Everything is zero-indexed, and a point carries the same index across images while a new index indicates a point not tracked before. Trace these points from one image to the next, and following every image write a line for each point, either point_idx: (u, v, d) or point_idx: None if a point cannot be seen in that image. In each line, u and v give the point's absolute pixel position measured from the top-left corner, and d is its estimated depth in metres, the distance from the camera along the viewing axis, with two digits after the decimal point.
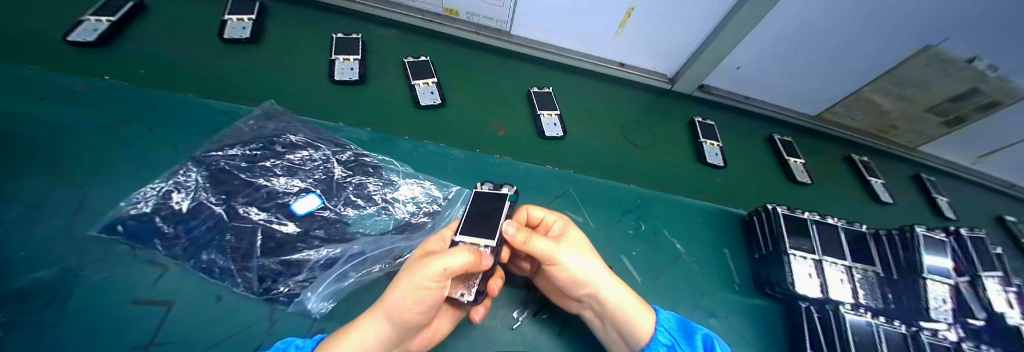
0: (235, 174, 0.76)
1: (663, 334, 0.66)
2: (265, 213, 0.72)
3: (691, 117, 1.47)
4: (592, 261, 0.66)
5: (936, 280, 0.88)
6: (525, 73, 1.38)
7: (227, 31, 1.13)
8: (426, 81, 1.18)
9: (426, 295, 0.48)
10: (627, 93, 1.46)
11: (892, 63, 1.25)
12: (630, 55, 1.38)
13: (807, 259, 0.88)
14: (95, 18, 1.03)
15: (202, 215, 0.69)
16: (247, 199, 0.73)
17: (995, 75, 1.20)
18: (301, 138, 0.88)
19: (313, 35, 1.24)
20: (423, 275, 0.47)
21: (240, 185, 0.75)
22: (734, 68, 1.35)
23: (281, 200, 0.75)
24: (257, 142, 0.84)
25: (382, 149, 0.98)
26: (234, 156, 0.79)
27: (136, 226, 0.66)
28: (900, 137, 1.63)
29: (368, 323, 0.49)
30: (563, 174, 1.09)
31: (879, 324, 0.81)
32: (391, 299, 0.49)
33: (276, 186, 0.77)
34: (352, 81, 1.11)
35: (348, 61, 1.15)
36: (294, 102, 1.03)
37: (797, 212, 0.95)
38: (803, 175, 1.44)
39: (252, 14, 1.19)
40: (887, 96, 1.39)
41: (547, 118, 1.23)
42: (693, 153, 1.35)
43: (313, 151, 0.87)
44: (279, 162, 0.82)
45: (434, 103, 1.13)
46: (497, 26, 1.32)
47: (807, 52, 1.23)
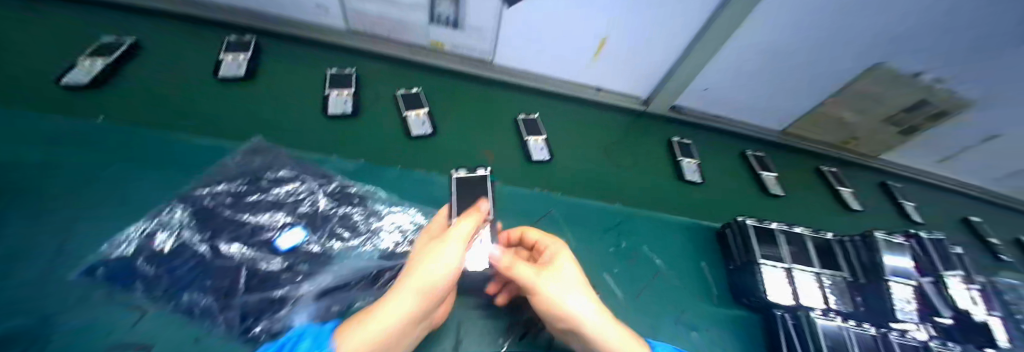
0: (220, 212, 0.76)
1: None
2: (249, 250, 0.71)
3: (668, 137, 1.55)
4: (579, 292, 0.62)
5: (900, 282, 0.92)
6: (510, 100, 1.46)
7: (223, 70, 1.19)
8: (418, 111, 1.25)
9: (456, 260, 0.54)
10: (605, 116, 1.54)
11: (847, 79, 1.34)
12: (606, 79, 1.46)
13: (777, 268, 0.90)
14: (89, 60, 1.09)
15: (182, 255, 0.67)
16: (231, 236, 0.72)
17: (942, 86, 1.31)
18: (286, 173, 0.90)
19: (306, 71, 1.31)
20: (455, 240, 0.56)
21: (225, 222, 0.74)
22: (703, 89, 1.45)
23: (263, 235, 0.75)
24: (244, 179, 0.86)
25: (369, 178, 1.01)
26: (218, 193, 0.79)
27: (117, 269, 0.64)
28: (866, 147, 1.73)
29: (401, 297, 0.49)
30: (546, 196, 1.12)
31: (850, 327, 0.83)
32: (425, 273, 0.51)
33: (259, 221, 0.77)
34: (345, 114, 1.17)
35: (342, 95, 1.22)
36: (291, 139, 1.08)
37: (765, 222, 1.00)
38: (776, 188, 1.51)
39: (247, 52, 1.25)
40: (847, 110, 1.49)
41: (534, 142, 1.29)
42: (672, 171, 1.42)
43: (299, 185, 0.88)
44: (262, 197, 0.82)
45: (425, 133, 1.20)
46: (481, 57, 1.40)
47: (769, 72, 1.33)
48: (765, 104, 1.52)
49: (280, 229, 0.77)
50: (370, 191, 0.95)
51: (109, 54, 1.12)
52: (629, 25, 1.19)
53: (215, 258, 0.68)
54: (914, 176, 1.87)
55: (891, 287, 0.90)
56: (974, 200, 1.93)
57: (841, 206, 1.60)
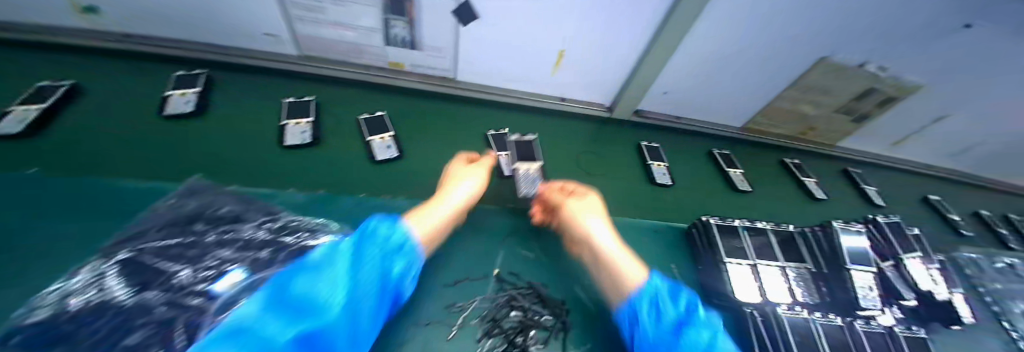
0: (149, 262, 0.70)
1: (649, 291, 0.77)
2: (183, 299, 0.66)
3: (637, 142, 1.57)
4: (595, 217, 0.94)
5: (859, 269, 0.93)
6: (477, 117, 1.46)
7: (169, 107, 1.14)
8: (382, 136, 1.22)
9: (482, 174, 1.00)
10: (572, 125, 1.56)
11: (796, 74, 1.40)
12: (569, 89, 1.49)
13: (742, 265, 0.91)
14: (22, 107, 1.02)
15: (105, 313, 0.61)
16: (163, 287, 0.67)
17: (887, 74, 1.38)
18: (227, 214, 0.86)
19: (262, 102, 1.27)
20: (479, 172, 0.99)
21: (154, 273, 0.69)
22: (663, 93, 1.49)
23: (196, 283, 0.69)
24: (177, 224, 0.80)
25: (322, 211, 0.96)
26: (146, 243, 0.74)
27: (27, 337, 0.57)
28: (825, 137, 1.80)
29: (457, 194, 0.90)
30: (512, 212, 1.12)
31: (815, 319, 0.85)
32: (466, 184, 0.93)
33: (192, 268, 0.72)
34: (303, 143, 1.14)
35: (300, 124, 1.19)
36: (245, 174, 1.04)
37: (728, 220, 1.02)
38: (744, 184, 1.55)
39: (196, 87, 1.21)
40: (800, 103, 1.56)
41: (525, 173, 1.22)
42: (642, 175, 1.44)
43: (240, 224, 0.84)
44: (197, 242, 0.78)
45: (391, 156, 1.18)
46: (442, 75, 1.40)
47: (722, 72, 1.38)
48: (725, 103, 1.57)
49: (217, 273, 0.72)
50: (322, 223, 0.91)
51: (46, 99, 1.06)
52: (583, 37, 1.21)
53: (143, 314, 0.62)
54: (873, 161, 1.95)
55: (852, 274, 0.92)
56: (931, 180, 2.02)
57: (807, 195, 1.64)
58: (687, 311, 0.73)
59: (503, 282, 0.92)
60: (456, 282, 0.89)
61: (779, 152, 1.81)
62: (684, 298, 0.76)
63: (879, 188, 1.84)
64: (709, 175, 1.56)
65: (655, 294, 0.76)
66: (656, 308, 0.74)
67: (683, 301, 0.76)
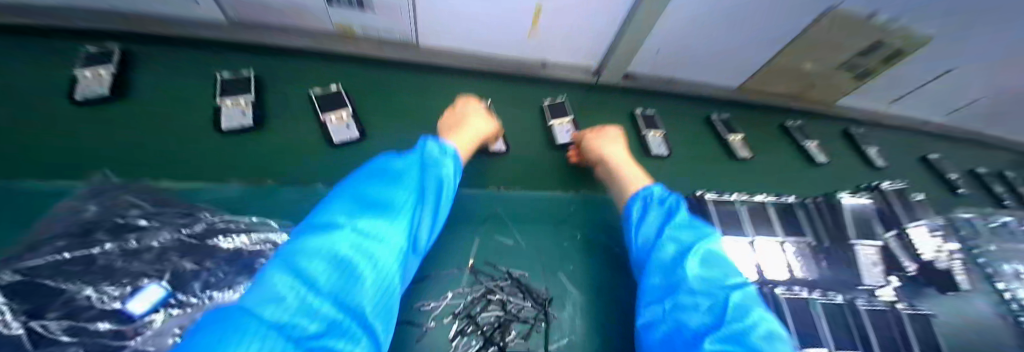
0: (29, 283, 0.50)
1: (649, 190, 0.84)
2: (92, 328, 0.48)
3: (633, 109, 1.44)
4: (618, 146, 1.02)
5: (863, 244, 0.88)
6: (450, 87, 1.29)
7: (81, 91, 0.96)
8: (339, 115, 1.07)
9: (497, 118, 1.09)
10: (555, 92, 1.41)
11: (803, 25, 1.22)
12: (550, 51, 1.31)
13: (739, 243, 0.82)
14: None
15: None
16: (66, 308, 0.48)
17: (897, 26, 1.19)
18: (138, 218, 0.67)
19: (195, 80, 1.08)
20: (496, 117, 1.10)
21: (41, 295, 0.49)
22: (654, 52, 1.33)
23: (111, 305, 0.52)
24: (72, 236, 0.60)
25: (262, 204, 0.84)
26: (22, 264, 0.53)
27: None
28: (826, 96, 1.69)
29: (478, 123, 0.97)
30: (488, 194, 0.99)
31: (814, 298, 0.78)
32: (484, 117, 1.00)
33: (101, 285, 0.54)
34: (244, 128, 0.98)
35: (236, 104, 1.02)
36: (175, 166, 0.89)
37: (725, 194, 0.92)
38: (744, 150, 1.45)
39: (111, 64, 1.01)
40: (803, 59, 1.41)
41: (559, 125, 1.24)
42: (636, 146, 1.33)
43: (162, 228, 0.67)
44: (103, 254, 0.59)
45: (351, 138, 1.03)
46: (403, 39, 1.21)
47: (719, 28, 1.21)
48: (721, 62, 1.42)
49: (140, 288, 0.55)
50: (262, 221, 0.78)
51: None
52: None
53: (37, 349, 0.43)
54: (874, 120, 1.85)
55: (858, 249, 0.87)
56: (929, 138, 1.94)
57: (806, 160, 1.56)
58: (676, 207, 0.78)
59: (479, 274, 0.82)
60: (421, 280, 0.78)
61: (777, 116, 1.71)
62: (666, 193, 0.83)
63: (879, 149, 1.76)
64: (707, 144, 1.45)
65: (649, 192, 0.83)
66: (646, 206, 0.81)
67: (668, 197, 0.81)
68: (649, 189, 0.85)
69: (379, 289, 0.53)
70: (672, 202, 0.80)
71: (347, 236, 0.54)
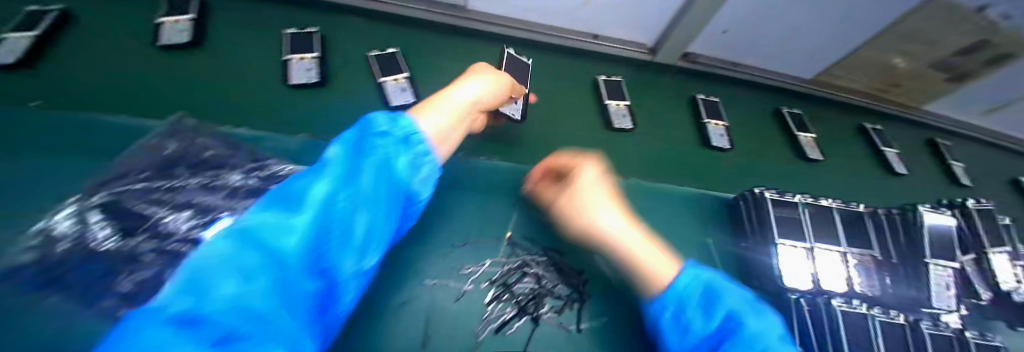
0: (127, 204, 0.58)
1: (670, 298, 0.53)
2: (173, 250, 0.54)
3: (693, 94, 1.34)
4: (602, 199, 0.64)
5: (937, 264, 0.81)
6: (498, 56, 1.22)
7: (165, 35, 0.93)
8: (396, 78, 0.99)
9: (502, 85, 0.77)
10: (606, 68, 1.29)
11: (896, 15, 1.10)
12: (604, 24, 1.23)
13: (796, 249, 0.79)
14: (9, 35, 0.83)
15: (91, 261, 0.52)
16: (151, 232, 0.56)
17: (1005, 23, 1.07)
18: (213, 157, 0.70)
19: (253, 27, 1.05)
20: (501, 76, 0.78)
21: (138, 219, 0.57)
22: (721, 32, 1.21)
23: (190, 232, 0.57)
24: (161, 167, 0.66)
25: (311, 154, 0.78)
26: (127, 187, 0.61)
27: (30, 279, 0.51)
28: (909, 96, 1.50)
29: (461, 93, 0.65)
30: (531, 170, 0.95)
31: (874, 315, 0.73)
32: (473, 87, 0.68)
33: (180, 215, 0.59)
34: (310, 84, 0.93)
35: (304, 60, 0.97)
36: (231, 107, 0.87)
37: (787, 195, 0.85)
38: (814, 152, 1.33)
39: (192, 14, 0.98)
40: (891, 52, 1.25)
41: (615, 108, 1.18)
42: (694, 136, 1.23)
43: (232, 169, 0.68)
44: (185, 185, 0.63)
45: (407, 102, 0.95)
46: (451, 1, 1.17)
47: (800, 12, 1.09)
48: (792, 50, 1.29)
49: (210, 220, 0.58)
50: None
51: (34, 26, 0.86)
52: None
53: (127, 264, 0.52)
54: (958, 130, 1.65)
55: (932, 269, 0.80)
56: None
57: (884, 168, 1.41)
58: (715, 317, 0.50)
59: (515, 246, 0.80)
60: (463, 242, 0.77)
61: (857, 118, 1.52)
62: (698, 286, 0.53)
63: (964, 163, 1.56)
64: (776, 140, 1.34)
65: (676, 303, 0.53)
66: (681, 311, 0.52)
67: (702, 294, 0.53)
68: (670, 295, 0.54)
69: (288, 303, 0.29)
70: (707, 298, 0.52)
71: (206, 242, 0.29)
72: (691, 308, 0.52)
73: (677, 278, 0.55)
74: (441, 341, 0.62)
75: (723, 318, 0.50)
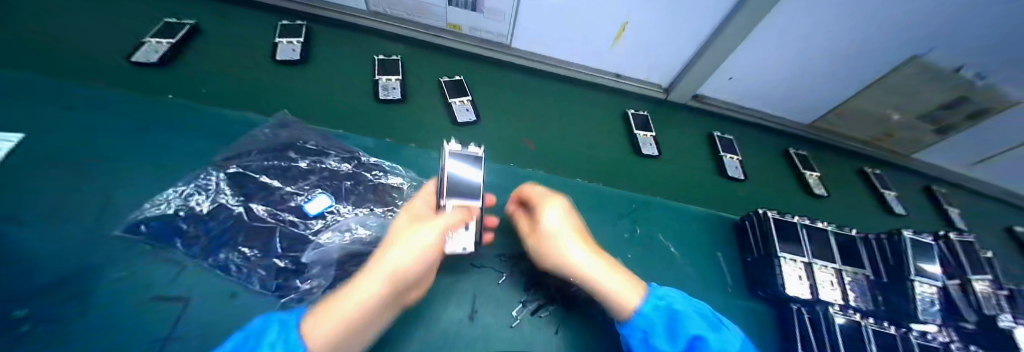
0: (251, 178, 0.88)
1: (640, 319, 0.65)
2: (282, 213, 0.84)
3: (710, 132, 1.51)
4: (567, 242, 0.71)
5: (924, 281, 0.91)
6: (534, 87, 1.45)
7: (280, 53, 1.27)
8: (462, 99, 1.27)
9: (431, 240, 0.62)
10: (619, 101, 1.51)
11: (883, 72, 1.29)
12: (625, 66, 1.44)
13: (796, 262, 0.90)
14: (154, 40, 1.19)
15: (220, 216, 0.81)
16: (264, 201, 0.85)
17: (982, 82, 1.26)
18: (315, 147, 1.01)
19: (340, 54, 1.35)
20: (422, 237, 0.62)
21: (255, 188, 0.87)
22: (728, 78, 1.40)
23: (293, 202, 0.87)
24: (273, 150, 0.96)
25: (385, 155, 1.08)
26: (251, 163, 0.91)
27: (169, 221, 0.80)
28: (901, 145, 1.65)
29: (372, 280, 0.55)
30: (560, 180, 1.13)
31: (868, 325, 0.83)
32: (389, 263, 0.57)
33: (290, 188, 0.89)
34: (395, 99, 1.22)
35: (390, 81, 1.26)
36: (333, 112, 1.17)
37: (786, 216, 0.97)
38: (820, 188, 1.47)
39: (301, 37, 1.32)
40: (875, 104, 1.44)
41: (644, 138, 1.34)
42: (715, 168, 1.39)
43: (324, 156, 0.99)
44: (292, 166, 0.94)
45: (471, 120, 1.24)
46: (498, 40, 1.40)
47: (800, 63, 1.28)
48: (790, 97, 1.47)
49: (310, 195, 0.89)
50: (389, 165, 1.04)
51: (173, 35, 1.22)
52: (653, 11, 1.16)
53: (254, 221, 0.81)
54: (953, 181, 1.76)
55: (915, 287, 0.89)
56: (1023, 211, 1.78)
57: (883, 208, 1.54)
58: (680, 338, 0.62)
59: None
60: (503, 234, 0.97)
61: (852, 162, 1.67)
62: (663, 313, 0.65)
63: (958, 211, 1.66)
64: (781, 173, 1.49)
65: (646, 326, 0.64)
66: (648, 340, 0.64)
67: (666, 316, 0.65)
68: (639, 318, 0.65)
69: None
70: (670, 316, 0.65)
71: None
72: (659, 329, 0.64)
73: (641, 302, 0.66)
74: (485, 313, 0.82)
75: (687, 336, 0.62)
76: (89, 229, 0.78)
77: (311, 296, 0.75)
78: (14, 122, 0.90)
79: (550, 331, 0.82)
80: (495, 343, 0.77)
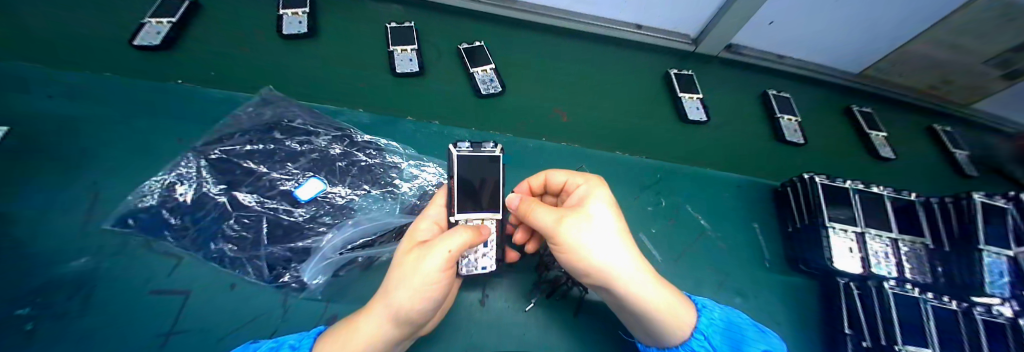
0: (236, 164, 0.80)
1: (700, 342, 0.56)
2: (270, 201, 0.77)
3: (764, 90, 1.36)
4: (611, 241, 0.53)
5: (995, 251, 0.79)
6: (558, 49, 1.29)
7: (285, 27, 1.13)
8: (484, 68, 1.14)
9: (428, 279, 0.44)
10: (644, 59, 1.34)
11: (951, 9, 1.08)
12: (648, 16, 1.25)
13: (847, 232, 0.80)
14: (155, 20, 1.07)
15: (207, 206, 0.74)
16: (251, 187, 0.78)
17: None
18: (303, 125, 0.92)
19: (341, 23, 1.21)
20: (425, 268, 0.44)
21: (241, 175, 0.79)
22: (766, 23, 1.21)
23: (281, 188, 0.79)
24: (257, 131, 0.88)
25: (383, 132, 0.99)
26: (233, 147, 0.83)
27: (156, 213, 0.74)
28: (969, 96, 1.44)
29: (373, 321, 0.45)
30: (575, 151, 1.04)
31: (928, 300, 0.74)
32: (389, 302, 0.44)
33: (276, 173, 0.81)
34: (411, 73, 1.09)
35: (405, 52, 1.13)
36: (331, 88, 1.05)
37: (838, 181, 0.86)
38: (887, 150, 1.32)
39: (306, 7, 1.18)
40: (939, 48, 1.23)
41: (689, 101, 1.20)
42: (768, 130, 1.26)
43: (313, 136, 0.90)
44: (278, 148, 0.85)
45: (496, 91, 1.10)
46: None
47: (849, 4, 1.08)
48: (836, 42, 1.27)
49: (300, 178, 0.82)
50: (384, 143, 0.95)
51: (173, 13, 1.09)
52: None
53: (239, 211, 0.74)
54: None
55: (985, 257, 0.78)
56: None
57: (955, 172, 1.38)
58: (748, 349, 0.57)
59: None
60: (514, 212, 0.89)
61: (907, 117, 1.49)
62: (720, 327, 0.60)
63: None
64: (824, 133, 1.35)
65: (708, 345, 0.56)
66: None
67: (724, 330, 0.60)
68: (698, 340, 0.56)
69: None
70: (729, 329, 0.60)
71: None
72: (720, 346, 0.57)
73: (699, 318, 0.59)
74: (498, 297, 0.77)
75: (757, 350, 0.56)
76: (82, 221, 0.74)
77: (313, 287, 0.72)
78: None
79: (568, 316, 0.76)
80: (508, 328, 0.72)
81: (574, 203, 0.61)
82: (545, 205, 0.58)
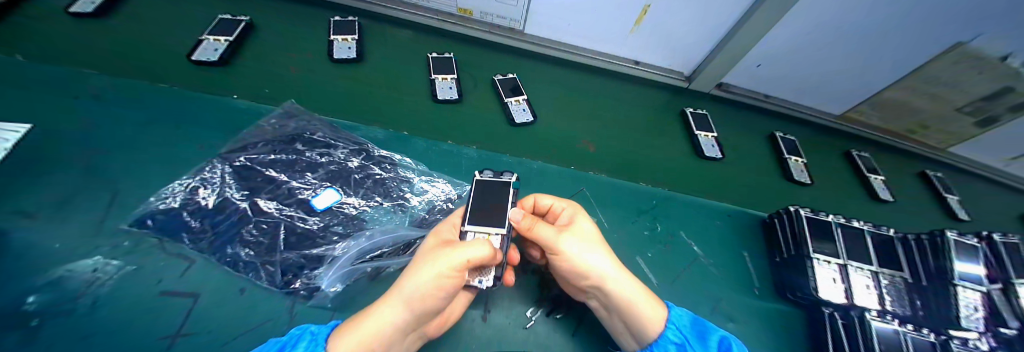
0: (258, 172, 0.85)
1: (673, 331, 0.58)
2: (288, 208, 0.82)
3: (770, 132, 1.45)
4: (600, 250, 0.61)
5: (968, 287, 0.84)
6: (574, 82, 1.39)
7: (335, 52, 1.22)
8: (517, 98, 1.22)
9: (447, 270, 0.50)
10: (648, 92, 1.44)
11: (921, 61, 1.19)
12: (653, 55, 1.36)
13: (830, 264, 0.85)
14: (213, 38, 1.14)
15: (227, 211, 0.78)
16: (270, 195, 0.82)
17: None
18: (322, 138, 0.97)
19: (388, 50, 1.30)
20: (446, 263, 0.51)
21: (263, 182, 0.84)
22: (755, 66, 1.32)
23: (300, 196, 0.84)
24: (279, 142, 0.93)
25: (398, 147, 1.04)
26: (256, 156, 0.88)
27: (174, 216, 0.77)
28: (950, 144, 1.53)
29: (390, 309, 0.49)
30: (578, 174, 1.10)
31: (907, 332, 0.78)
32: (405, 290, 0.49)
33: (296, 181, 0.86)
34: (451, 100, 1.18)
35: (445, 80, 1.22)
36: (362, 108, 1.12)
37: (821, 214, 0.92)
38: (885, 193, 1.40)
39: (355, 34, 1.27)
40: (917, 95, 1.33)
41: (705, 139, 1.28)
42: (778, 170, 1.34)
43: (332, 149, 0.95)
44: (299, 158, 0.91)
45: (527, 121, 1.18)
46: (510, 25, 1.34)
47: (830, 49, 1.19)
48: (819, 86, 1.38)
49: (317, 189, 0.86)
50: (398, 158, 1.00)
51: (230, 32, 1.17)
52: None
53: (257, 216, 0.78)
54: (1005, 181, 1.63)
55: (959, 291, 0.83)
56: None
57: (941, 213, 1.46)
58: (710, 338, 0.59)
59: None
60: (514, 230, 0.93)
61: (893, 160, 1.59)
62: (684, 317, 0.62)
63: (1008, 213, 1.54)
64: (819, 171, 1.43)
65: (681, 336, 0.58)
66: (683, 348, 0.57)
67: (691, 323, 0.62)
68: (672, 332, 0.58)
69: None
70: (698, 322, 0.62)
71: None
72: (692, 340, 0.58)
73: (670, 312, 0.62)
74: (500, 313, 0.79)
75: (717, 339, 0.59)
76: (100, 220, 0.77)
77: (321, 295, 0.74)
78: (30, 111, 0.90)
79: (565, 334, 0.78)
80: (506, 343, 0.74)
81: (563, 223, 0.68)
82: (543, 222, 0.64)
